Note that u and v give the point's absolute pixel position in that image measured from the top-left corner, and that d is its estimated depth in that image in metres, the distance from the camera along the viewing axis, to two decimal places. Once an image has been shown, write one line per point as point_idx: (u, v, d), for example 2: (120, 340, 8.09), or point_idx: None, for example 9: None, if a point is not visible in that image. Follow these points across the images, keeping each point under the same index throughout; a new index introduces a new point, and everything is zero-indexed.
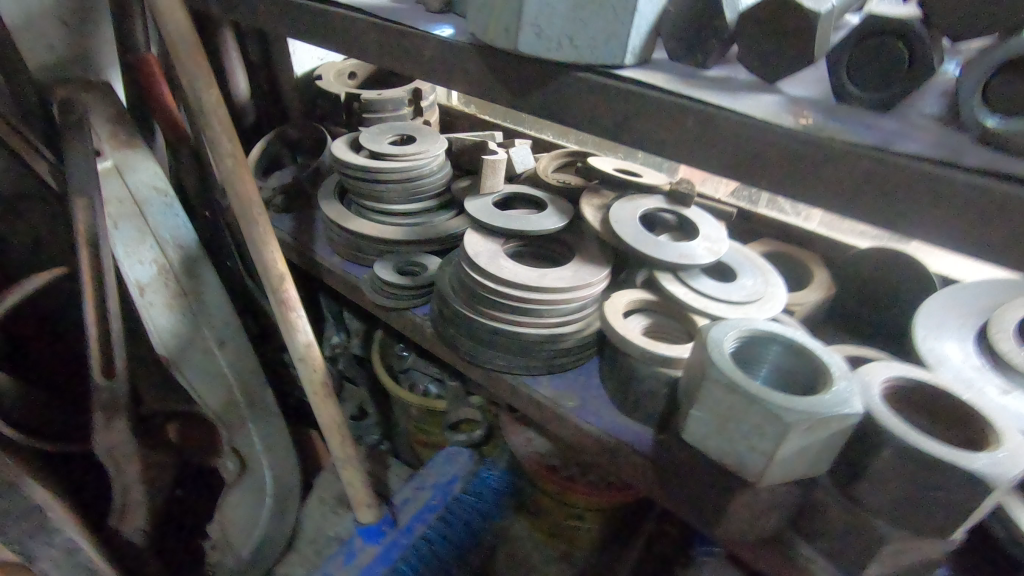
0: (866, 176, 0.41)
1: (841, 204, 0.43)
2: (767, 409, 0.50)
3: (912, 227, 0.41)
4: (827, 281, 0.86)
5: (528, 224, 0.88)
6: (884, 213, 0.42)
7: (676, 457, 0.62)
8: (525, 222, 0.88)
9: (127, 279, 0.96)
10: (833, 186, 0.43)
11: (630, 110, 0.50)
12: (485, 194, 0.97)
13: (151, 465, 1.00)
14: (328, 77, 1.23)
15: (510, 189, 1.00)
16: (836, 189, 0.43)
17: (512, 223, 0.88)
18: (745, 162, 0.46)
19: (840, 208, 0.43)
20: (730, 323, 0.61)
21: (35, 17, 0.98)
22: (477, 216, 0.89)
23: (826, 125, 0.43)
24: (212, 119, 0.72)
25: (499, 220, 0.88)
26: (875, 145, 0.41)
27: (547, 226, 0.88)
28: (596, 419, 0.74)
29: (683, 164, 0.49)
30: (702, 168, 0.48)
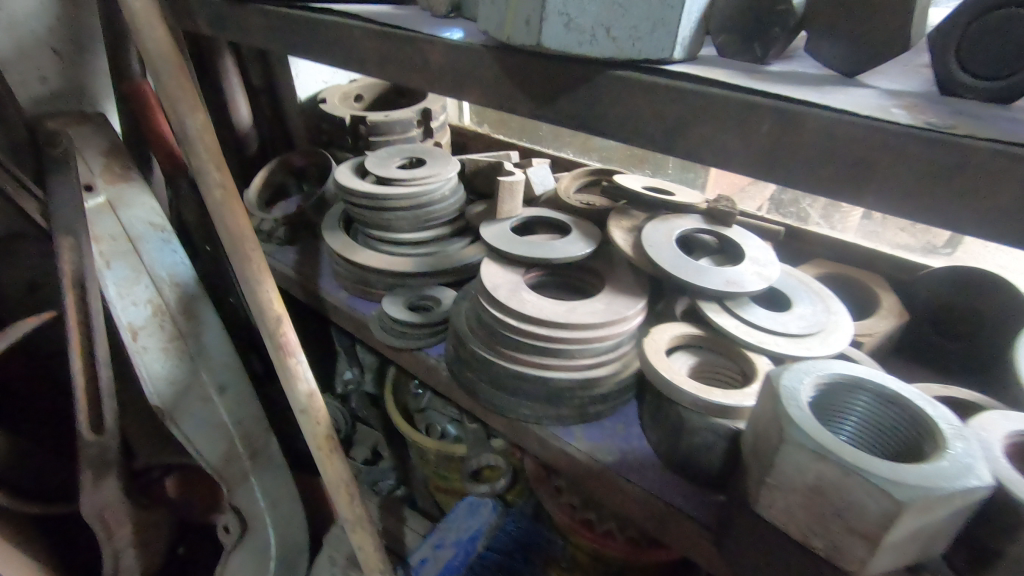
0: (1007, 187, 0.31)
1: (976, 226, 0.33)
2: (872, 485, 0.39)
3: None
4: (898, 306, 0.75)
5: (552, 251, 0.79)
6: None
7: (744, 533, 0.51)
8: (548, 248, 0.80)
9: (119, 322, 0.89)
10: (962, 202, 0.33)
11: (684, 113, 0.41)
12: (501, 219, 0.88)
13: (144, 526, 0.91)
14: (333, 99, 1.15)
15: (530, 212, 0.91)
16: (967, 204, 0.32)
17: (532, 249, 0.79)
18: (840, 172, 0.36)
19: (969, 229, 0.33)
20: (804, 367, 0.50)
21: (25, 49, 0.98)
22: (494, 244, 0.80)
23: (953, 121, 0.34)
24: (198, 147, 0.65)
25: (518, 247, 0.79)
26: None
27: (572, 254, 0.79)
28: (640, 477, 0.64)
29: (755, 177, 0.39)
30: (782, 181, 0.38)
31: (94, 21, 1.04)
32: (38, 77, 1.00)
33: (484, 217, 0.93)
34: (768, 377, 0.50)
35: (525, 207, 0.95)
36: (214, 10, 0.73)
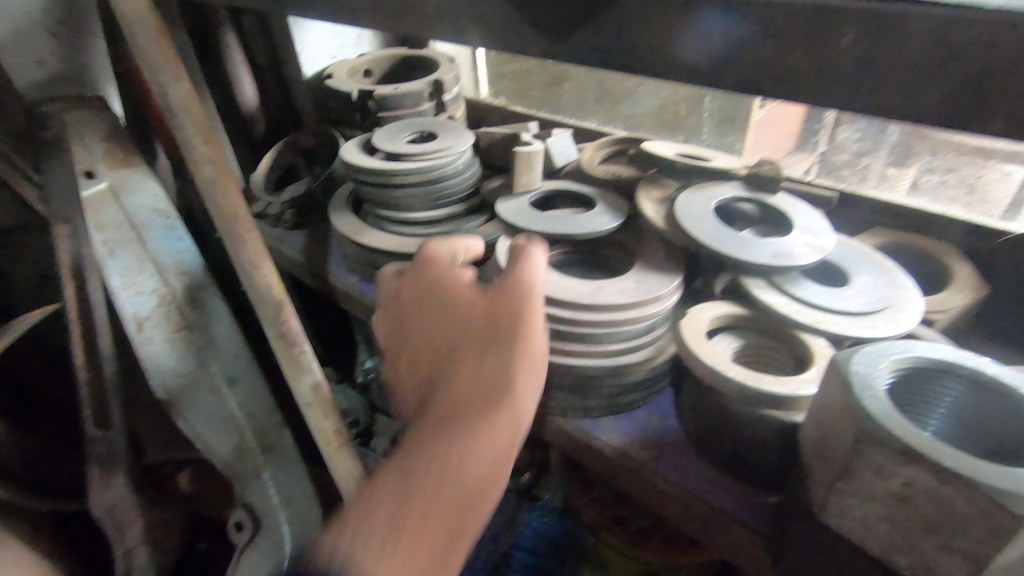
0: None
1: None
2: (982, 495, 0.32)
3: None
4: (975, 278, 0.65)
5: (576, 226, 0.71)
6: None
7: (805, 544, 0.43)
8: (571, 223, 0.72)
9: (124, 313, 0.85)
10: None
11: (743, 34, 0.34)
12: (519, 194, 0.81)
13: (156, 523, 0.88)
14: (340, 74, 1.09)
15: (550, 186, 0.84)
16: None
17: (553, 224, 0.72)
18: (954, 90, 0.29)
19: None
20: (878, 349, 0.42)
21: (20, 31, 0.94)
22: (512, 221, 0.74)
23: None
24: (184, 120, 0.59)
25: (540, 224, 0.73)
26: None
27: (598, 228, 0.72)
28: (680, 476, 0.56)
29: (834, 105, 0.33)
30: (871, 109, 0.32)
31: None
32: (37, 61, 0.97)
33: (501, 192, 0.86)
34: (835, 361, 0.42)
35: (546, 180, 0.88)
36: None
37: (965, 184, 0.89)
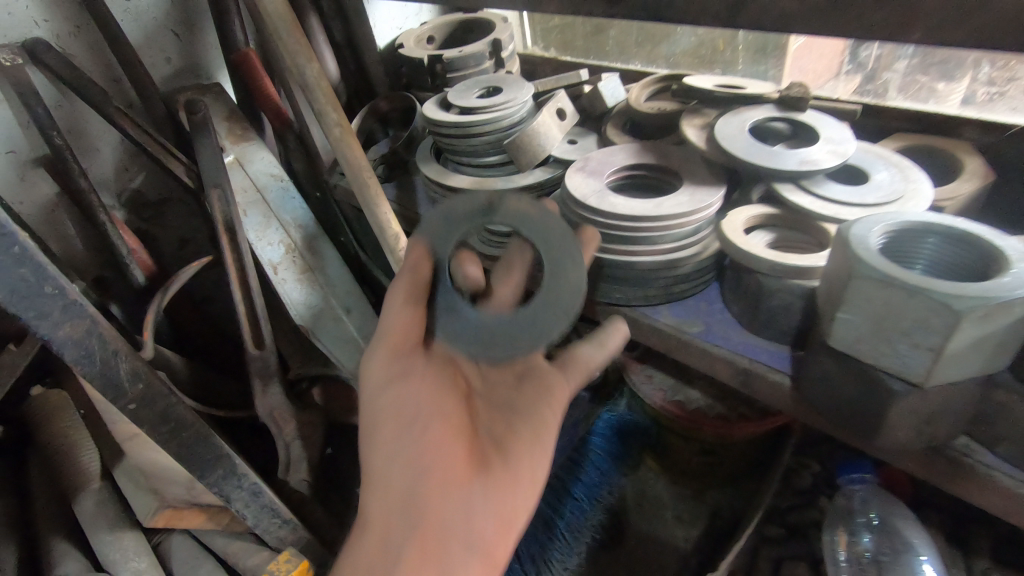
0: None
1: None
2: (935, 301, 0.45)
3: None
4: (983, 166, 0.75)
5: (496, 331, 0.68)
6: None
7: (825, 369, 0.58)
8: (484, 332, 0.69)
9: (262, 260, 1.08)
10: None
11: None
12: (461, 218, 0.70)
13: (305, 424, 1.09)
14: (409, 45, 1.24)
15: (507, 212, 0.69)
16: None
17: (452, 325, 0.69)
18: None
19: None
20: (873, 218, 0.56)
21: (152, 34, 1.13)
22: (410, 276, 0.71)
23: None
24: (318, 94, 0.77)
25: (447, 321, 0.69)
26: None
27: (513, 353, 0.68)
28: (725, 342, 0.71)
29: None
30: None
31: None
32: (165, 58, 1.16)
33: (548, 134, 0.97)
34: (838, 231, 0.55)
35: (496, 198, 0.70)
36: None
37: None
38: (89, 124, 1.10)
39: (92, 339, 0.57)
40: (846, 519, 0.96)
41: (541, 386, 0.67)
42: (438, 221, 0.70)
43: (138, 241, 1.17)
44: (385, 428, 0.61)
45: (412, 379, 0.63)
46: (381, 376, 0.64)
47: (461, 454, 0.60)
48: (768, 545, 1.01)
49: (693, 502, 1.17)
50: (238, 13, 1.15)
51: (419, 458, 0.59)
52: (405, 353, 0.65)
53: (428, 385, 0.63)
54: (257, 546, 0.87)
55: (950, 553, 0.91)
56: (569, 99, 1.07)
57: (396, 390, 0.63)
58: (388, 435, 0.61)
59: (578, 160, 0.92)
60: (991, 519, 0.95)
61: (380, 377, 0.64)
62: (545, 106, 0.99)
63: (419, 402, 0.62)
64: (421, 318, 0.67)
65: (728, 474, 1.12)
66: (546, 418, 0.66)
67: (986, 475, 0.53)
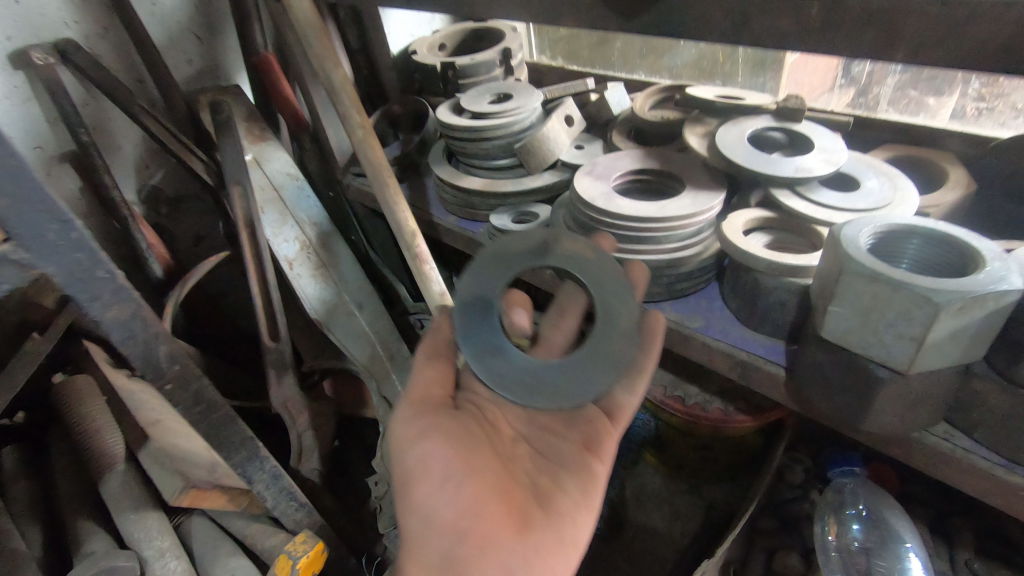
0: (1013, 41, 0.40)
1: (973, 62, 0.43)
2: (917, 294, 0.50)
3: None
4: (966, 177, 0.80)
5: (541, 373, 0.73)
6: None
7: (817, 359, 0.62)
8: (529, 374, 0.73)
9: (279, 256, 1.12)
10: (969, 46, 0.42)
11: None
12: (514, 254, 0.74)
13: (316, 414, 1.13)
14: (422, 51, 1.29)
15: (561, 253, 0.74)
16: (974, 47, 0.42)
17: (500, 367, 0.73)
18: (879, 35, 0.45)
19: (976, 66, 0.43)
20: (862, 221, 0.60)
21: (175, 36, 1.17)
22: (457, 319, 0.74)
23: None
24: (343, 97, 0.81)
25: (495, 363, 0.73)
26: None
27: (553, 399, 0.72)
28: (724, 336, 0.76)
29: (801, 48, 0.50)
30: (831, 52, 0.48)
31: (222, 3, 1.21)
32: (186, 59, 1.20)
33: (556, 139, 1.02)
34: (830, 232, 0.60)
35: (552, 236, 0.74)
36: None
37: (1013, 109, 0.97)
38: (113, 122, 1.14)
39: (136, 322, 0.61)
40: (834, 508, 1.00)
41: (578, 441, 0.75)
42: (490, 256, 0.74)
43: (156, 236, 1.21)
44: (420, 492, 0.65)
45: (436, 436, 0.67)
46: (411, 442, 0.68)
47: (491, 512, 0.63)
48: (762, 536, 1.06)
49: (688, 496, 1.21)
50: (258, 18, 1.19)
51: (454, 525, 0.62)
52: (427, 411, 0.70)
53: (452, 442, 0.67)
54: (274, 529, 0.90)
55: (935, 544, 0.95)
56: (576, 106, 1.12)
57: (422, 448, 0.67)
58: (424, 500, 0.64)
59: (585, 164, 0.96)
60: (974, 513, 0.99)
61: (412, 446, 0.67)
62: (555, 113, 1.04)
63: (444, 459, 0.65)
64: (442, 379, 0.74)
65: (724, 469, 1.16)
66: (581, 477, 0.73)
67: (965, 459, 0.58)
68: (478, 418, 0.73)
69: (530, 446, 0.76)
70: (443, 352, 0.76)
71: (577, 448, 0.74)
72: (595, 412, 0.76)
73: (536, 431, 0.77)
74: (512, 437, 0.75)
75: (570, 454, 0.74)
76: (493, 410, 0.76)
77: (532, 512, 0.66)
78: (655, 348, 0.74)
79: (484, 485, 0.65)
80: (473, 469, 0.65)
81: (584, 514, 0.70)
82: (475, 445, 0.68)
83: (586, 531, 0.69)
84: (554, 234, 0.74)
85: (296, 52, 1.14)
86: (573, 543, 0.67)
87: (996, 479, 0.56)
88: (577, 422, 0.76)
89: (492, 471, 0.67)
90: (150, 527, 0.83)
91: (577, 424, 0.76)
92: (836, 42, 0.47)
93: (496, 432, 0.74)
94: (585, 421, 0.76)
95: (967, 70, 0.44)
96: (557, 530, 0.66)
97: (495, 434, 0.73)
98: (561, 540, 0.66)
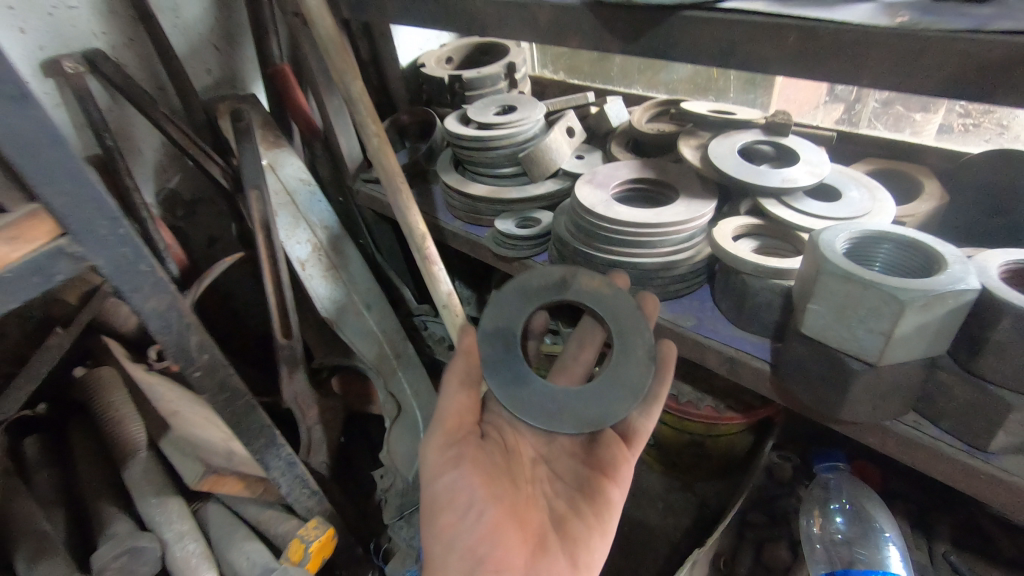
0: (960, 69, 0.46)
1: (927, 87, 0.48)
2: (885, 292, 0.56)
3: (1007, 99, 0.45)
4: (940, 189, 0.87)
5: (564, 400, 0.82)
6: (980, 91, 0.46)
7: (799, 353, 0.68)
8: (551, 403, 0.81)
9: (292, 257, 1.17)
10: (924, 72, 0.47)
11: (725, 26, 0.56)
12: (538, 290, 0.85)
13: (325, 410, 1.18)
14: (430, 64, 1.35)
15: (580, 289, 0.84)
16: (927, 73, 0.47)
17: (524, 395, 0.81)
18: (848, 62, 0.51)
19: (929, 90, 0.48)
20: (840, 227, 0.66)
21: (195, 47, 1.23)
22: (484, 351, 0.83)
23: (922, 19, 0.47)
24: (360, 108, 0.87)
25: (520, 391, 0.82)
26: (969, 28, 0.45)
27: (575, 425, 0.80)
28: (714, 334, 0.81)
29: (780, 72, 0.55)
30: (807, 76, 0.54)
31: (240, 16, 1.27)
32: (205, 69, 1.26)
33: (558, 149, 1.08)
34: (811, 238, 0.66)
35: (571, 274, 0.85)
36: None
37: (997, 126, 1.03)
38: (135, 128, 1.19)
39: (171, 313, 0.66)
40: (819, 502, 1.05)
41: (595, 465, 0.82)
42: (518, 288, 0.86)
43: (172, 237, 1.26)
44: (446, 518, 0.72)
45: (463, 465, 0.75)
46: (439, 471, 0.75)
47: (508, 540, 0.71)
48: (751, 530, 1.11)
49: (681, 492, 1.26)
50: (275, 31, 1.25)
51: (475, 554, 0.70)
52: (455, 440, 0.77)
53: (476, 472, 0.74)
54: (287, 516, 0.96)
55: (914, 537, 1.01)
56: (577, 118, 1.18)
57: (449, 478, 0.74)
58: (449, 528, 0.72)
59: (586, 173, 1.02)
60: (952, 508, 1.05)
61: (439, 478, 0.74)
62: (557, 124, 1.10)
63: (469, 489, 0.73)
64: (471, 406, 0.81)
65: (716, 466, 1.21)
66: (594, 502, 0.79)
67: (933, 445, 0.63)
68: (500, 447, 0.82)
69: (548, 467, 0.85)
70: (472, 379, 0.81)
71: (591, 473, 0.81)
72: (611, 437, 0.83)
73: (555, 455, 0.86)
74: (532, 459, 0.84)
75: (587, 477, 0.81)
76: (514, 436, 0.85)
77: (545, 538, 0.75)
78: (668, 379, 0.81)
79: (502, 514, 0.73)
80: (493, 500, 0.73)
81: (596, 537, 0.77)
82: (496, 476, 0.76)
83: (598, 552, 0.76)
84: (572, 272, 0.85)
85: (312, 64, 1.20)
86: (583, 565, 0.75)
87: (959, 464, 0.62)
88: (593, 449, 0.83)
89: (509, 500, 0.76)
90: (171, 511, 0.87)
91: (595, 449, 0.83)
92: (810, 67, 0.53)
93: (516, 458, 0.83)
94: (603, 445, 0.82)
95: (923, 94, 0.49)
96: (567, 553, 0.74)
97: (514, 461, 0.82)
98: (571, 564, 0.74)
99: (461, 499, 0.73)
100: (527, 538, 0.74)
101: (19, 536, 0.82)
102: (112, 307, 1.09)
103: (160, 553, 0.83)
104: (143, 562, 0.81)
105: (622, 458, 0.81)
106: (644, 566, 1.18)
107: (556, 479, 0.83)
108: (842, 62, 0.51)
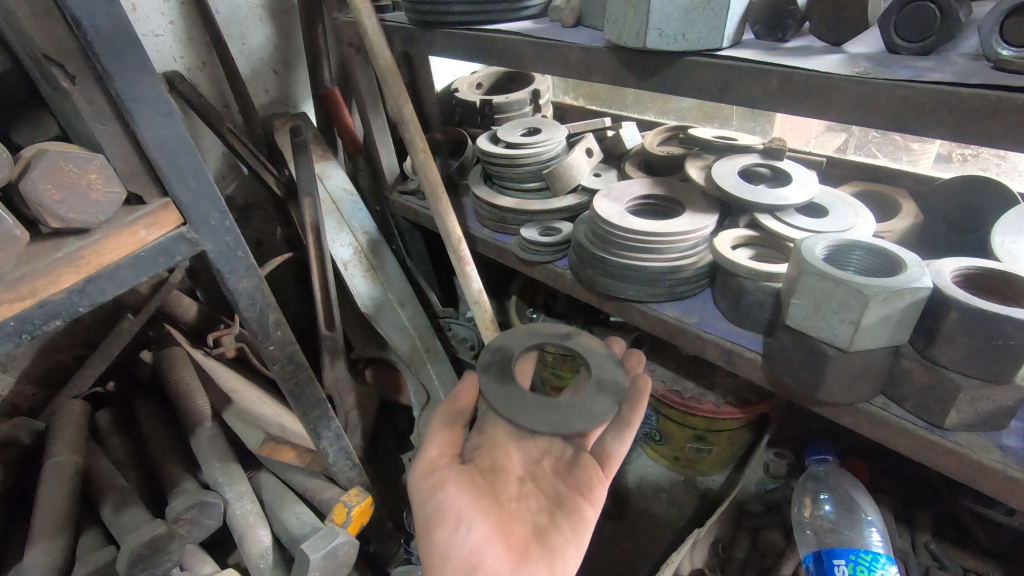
0: (901, 111, 0.58)
1: (878, 122, 0.61)
2: (851, 287, 0.67)
3: (937, 132, 0.57)
4: (916, 209, 0.99)
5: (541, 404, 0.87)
6: (918, 125, 0.58)
7: (786, 343, 0.79)
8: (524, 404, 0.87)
9: (336, 258, 1.30)
10: (875, 111, 0.60)
11: (722, 71, 0.69)
12: (545, 333, 1.00)
13: (361, 397, 1.30)
14: (464, 89, 1.51)
15: (579, 342, 0.99)
16: (878, 112, 0.60)
17: (503, 395, 0.88)
18: (817, 101, 0.63)
19: (880, 125, 0.61)
20: (820, 236, 0.78)
21: (257, 70, 1.38)
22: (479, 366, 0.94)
23: (872, 70, 0.61)
24: (410, 126, 1.01)
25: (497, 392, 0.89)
26: (907, 79, 0.58)
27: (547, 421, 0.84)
28: (714, 329, 0.93)
29: (765, 107, 0.68)
30: (785, 112, 0.67)
31: (296, 45, 1.43)
32: (265, 90, 1.41)
33: (579, 167, 1.21)
34: (794, 244, 0.78)
35: (575, 334, 1.01)
36: (408, 34, 1.09)
37: (994, 156, 1.16)
38: (200, 141, 1.34)
39: (257, 293, 0.79)
40: (810, 492, 1.15)
41: (578, 484, 0.90)
42: (525, 330, 1.01)
43: None
44: (437, 534, 0.78)
45: (449, 487, 0.81)
46: (431, 490, 0.81)
47: (496, 548, 0.79)
48: (749, 518, 1.21)
49: (684, 485, 1.37)
50: (327, 58, 1.41)
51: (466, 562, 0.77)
52: (437, 469, 0.85)
53: (464, 491, 0.82)
54: (330, 485, 1.08)
55: (898, 527, 1.10)
56: (595, 140, 1.31)
57: (440, 497, 0.80)
58: (444, 543, 0.78)
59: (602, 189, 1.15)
60: (933, 502, 1.14)
61: (431, 500, 0.81)
62: (577, 145, 1.23)
63: (459, 506, 0.80)
64: (454, 441, 0.89)
65: (717, 460, 1.32)
66: (571, 517, 0.87)
67: (898, 424, 0.74)
68: (486, 469, 0.89)
69: (535, 485, 0.91)
70: (454, 419, 0.91)
71: (571, 492, 0.89)
72: (591, 461, 0.91)
73: (541, 473, 0.93)
74: (519, 477, 0.91)
75: (566, 495, 0.89)
76: (505, 457, 0.92)
77: (528, 546, 0.82)
78: (637, 411, 0.90)
79: (491, 525, 0.80)
80: (481, 512, 0.81)
81: (573, 548, 0.85)
82: (482, 492, 0.84)
83: (573, 562, 0.84)
84: (576, 330, 1.01)
85: (360, 87, 1.35)
86: (561, 571, 0.82)
87: (920, 438, 0.73)
88: (574, 469, 0.91)
89: (496, 513, 0.83)
90: (232, 474, 0.99)
91: (573, 471, 0.91)
92: (790, 105, 0.66)
93: (504, 475, 0.89)
94: (580, 468, 0.90)
95: (875, 128, 0.61)
96: (548, 560, 0.82)
97: (499, 480, 0.88)
98: (550, 569, 0.81)
99: (454, 516, 0.79)
100: (513, 546, 0.81)
101: (103, 489, 0.94)
102: (174, 298, 1.23)
103: (224, 509, 0.95)
104: (209, 516, 0.93)
105: (598, 480, 0.89)
106: (649, 550, 1.28)
107: (540, 495, 0.90)
108: (814, 102, 0.64)
